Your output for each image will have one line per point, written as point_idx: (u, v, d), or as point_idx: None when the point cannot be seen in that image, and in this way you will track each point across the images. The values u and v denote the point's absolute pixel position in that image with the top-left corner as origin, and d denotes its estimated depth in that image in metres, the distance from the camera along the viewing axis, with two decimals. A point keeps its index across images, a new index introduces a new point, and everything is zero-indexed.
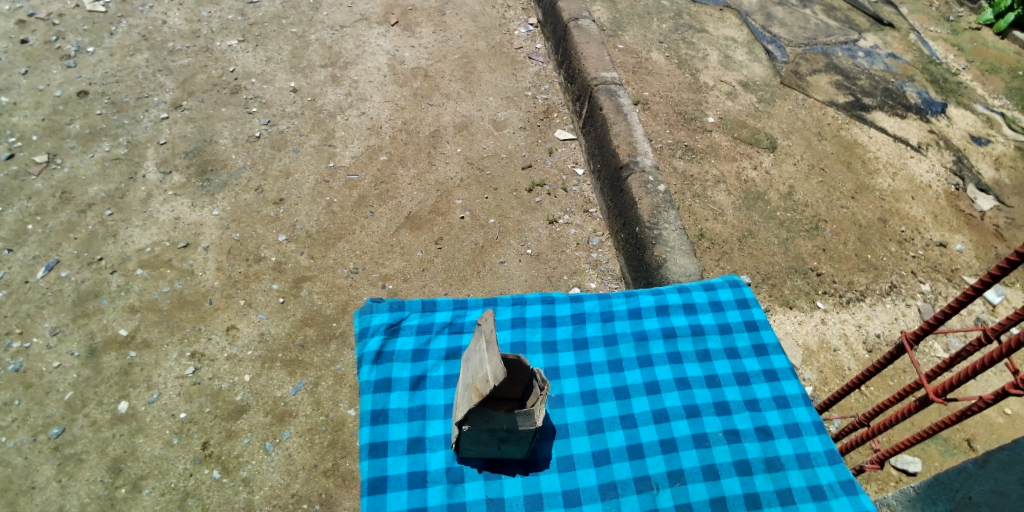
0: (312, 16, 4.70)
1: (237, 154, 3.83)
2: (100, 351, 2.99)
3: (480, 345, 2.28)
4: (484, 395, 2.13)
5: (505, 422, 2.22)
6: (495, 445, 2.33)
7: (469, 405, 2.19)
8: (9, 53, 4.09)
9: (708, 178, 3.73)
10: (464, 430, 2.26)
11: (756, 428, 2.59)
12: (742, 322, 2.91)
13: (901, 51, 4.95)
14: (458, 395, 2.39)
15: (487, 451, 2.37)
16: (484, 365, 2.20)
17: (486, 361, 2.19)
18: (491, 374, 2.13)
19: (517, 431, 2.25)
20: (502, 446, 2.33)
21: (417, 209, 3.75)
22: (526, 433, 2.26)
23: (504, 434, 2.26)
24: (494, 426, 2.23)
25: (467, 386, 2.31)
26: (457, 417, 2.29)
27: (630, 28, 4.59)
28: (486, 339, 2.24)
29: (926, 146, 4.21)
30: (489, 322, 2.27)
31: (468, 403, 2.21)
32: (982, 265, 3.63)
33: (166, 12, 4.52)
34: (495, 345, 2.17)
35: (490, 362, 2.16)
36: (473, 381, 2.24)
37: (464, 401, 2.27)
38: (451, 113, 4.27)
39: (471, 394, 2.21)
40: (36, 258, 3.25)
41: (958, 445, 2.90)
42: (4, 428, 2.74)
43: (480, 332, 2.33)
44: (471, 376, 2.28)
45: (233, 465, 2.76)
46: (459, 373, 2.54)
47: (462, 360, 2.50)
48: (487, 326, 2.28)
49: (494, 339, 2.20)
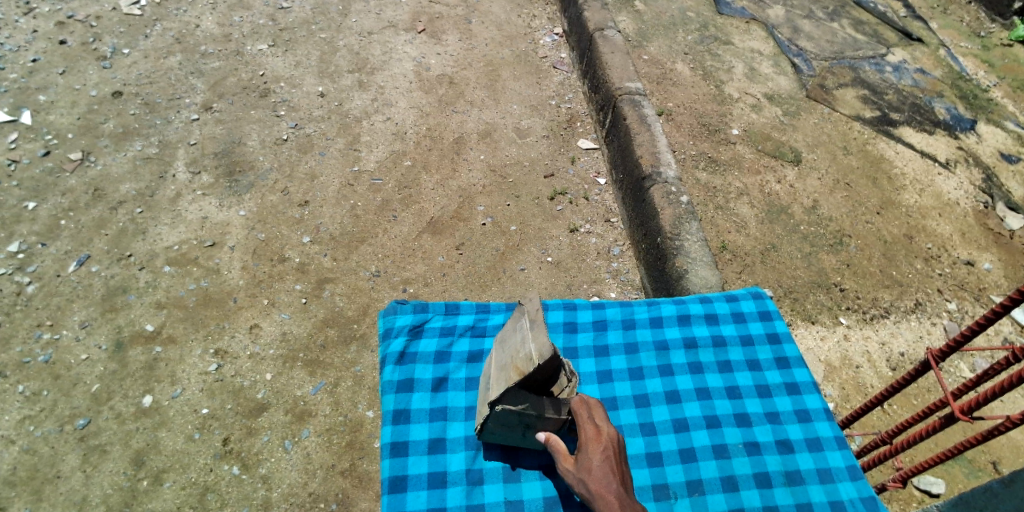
0: (340, 22, 4.77)
1: (265, 156, 3.90)
2: (126, 345, 3.05)
3: (522, 324, 2.37)
4: (526, 373, 2.21)
5: (540, 408, 2.27)
6: (519, 432, 2.35)
7: (507, 383, 2.24)
8: (48, 53, 4.21)
9: (731, 190, 3.72)
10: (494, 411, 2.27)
11: (778, 441, 2.58)
12: (765, 335, 2.88)
13: (929, 67, 4.89)
14: (487, 379, 2.47)
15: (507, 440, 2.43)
16: (525, 344, 2.28)
17: (531, 340, 2.27)
18: (536, 353, 2.21)
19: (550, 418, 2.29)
20: (526, 434, 2.37)
21: (439, 214, 3.78)
22: (554, 420, 2.32)
23: (533, 419, 2.29)
24: (527, 411, 2.26)
25: (503, 368, 2.35)
26: (489, 397, 2.31)
27: (655, 39, 4.59)
28: (529, 319, 2.35)
29: (954, 162, 4.16)
30: (534, 304, 2.37)
31: (508, 381, 2.25)
32: (1010, 285, 3.58)
33: (199, 15, 4.62)
34: (540, 324, 2.27)
35: (533, 341, 2.25)
36: (511, 361, 2.32)
37: (499, 382, 2.30)
38: (475, 120, 4.31)
39: (509, 373, 2.28)
40: (67, 253, 3.33)
41: (983, 467, 2.84)
42: (33, 417, 2.80)
43: (522, 315, 2.40)
44: (512, 358, 2.32)
45: (253, 461, 2.79)
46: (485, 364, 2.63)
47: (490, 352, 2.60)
48: (532, 308, 2.37)
49: (539, 318, 2.30)
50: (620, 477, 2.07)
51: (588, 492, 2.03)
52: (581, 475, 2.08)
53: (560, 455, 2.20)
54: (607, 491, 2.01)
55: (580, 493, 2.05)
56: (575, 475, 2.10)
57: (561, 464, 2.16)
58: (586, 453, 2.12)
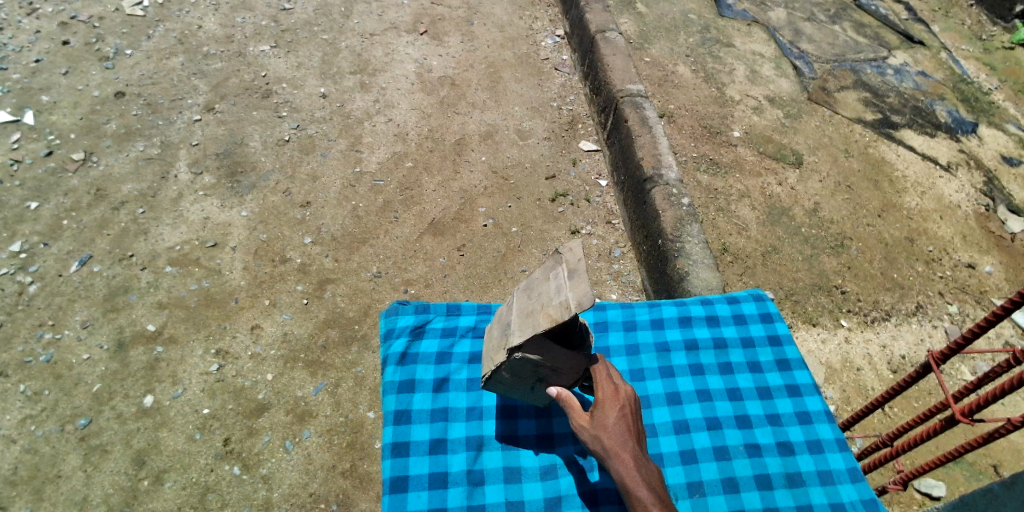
0: (342, 23, 4.77)
1: (266, 157, 3.90)
2: (128, 345, 3.06)
3: (560, 273, 2.20)
4: (559, 321, 2.07)
5: (558, 363, 2.26)
6: (529, 383, 2.38)
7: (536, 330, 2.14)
8: (51, 54, 4.22)
9: (733, 192, 3.72)
10: (509, 358, 2.24)
11: (778, 443, 2.58)
12: (765, 336, 2.88)
13: (930, 70, 4.90)
14: (509, 321, 2.36)
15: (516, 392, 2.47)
16: (562, 293, 2.13)
17: (567, 289, 2.12)
18: (572, 302, 2.06)
19: (564, 372, 2.29)
20: (534, 386, 2.41)
21: (441, 216, 3.78)
22: (568, 375, 2.32)
23: (548, 373, 2.30)
24: (543, 364, 2.25)
25: (529, 315, 2.26)
26: (511, 341, 2.23)
27: (657, 41, 4.60)
28: (569, 268, 2.17)
29: (955, 165, 4.16)
30: (575, 251, 2.19)
31: (533, 328, 2.16)
32: (1011, 288, 3.58)
33: (202, 16, 4.62)
34: (582, 274, 2.09)
35: (572, 289, 2.09)
36: (543, 307, 2.19)
37: (522, 328, 2.23)
38: (476, 121, 4.31)
39: (540, 319, 2.16)
40: (69, 253, 3.34)
41: (984, 470, 2.84)
42: (34, 417, 2.81)
43: (560, 259, 2.24)
44: (540, 305, 2.21)
45: (254, 462, 2.79)
46: (505, 305, 2.50)
47: (512, 295, 2.46)
48: (572, 255, 2.19)
49: (581, 268, 2.11)
50: (636, 435, 2.11)
51: (603, 449, 2.07)
52: (597, 432, 2.11)
53: (573, 409, 2.22)
54: (623, 449, 2.05)
55: (595, 450, 2.09)
56: (591, 431, 2.12)
57: (575, 418, 2.18)
58: (602, 410, 2.14)
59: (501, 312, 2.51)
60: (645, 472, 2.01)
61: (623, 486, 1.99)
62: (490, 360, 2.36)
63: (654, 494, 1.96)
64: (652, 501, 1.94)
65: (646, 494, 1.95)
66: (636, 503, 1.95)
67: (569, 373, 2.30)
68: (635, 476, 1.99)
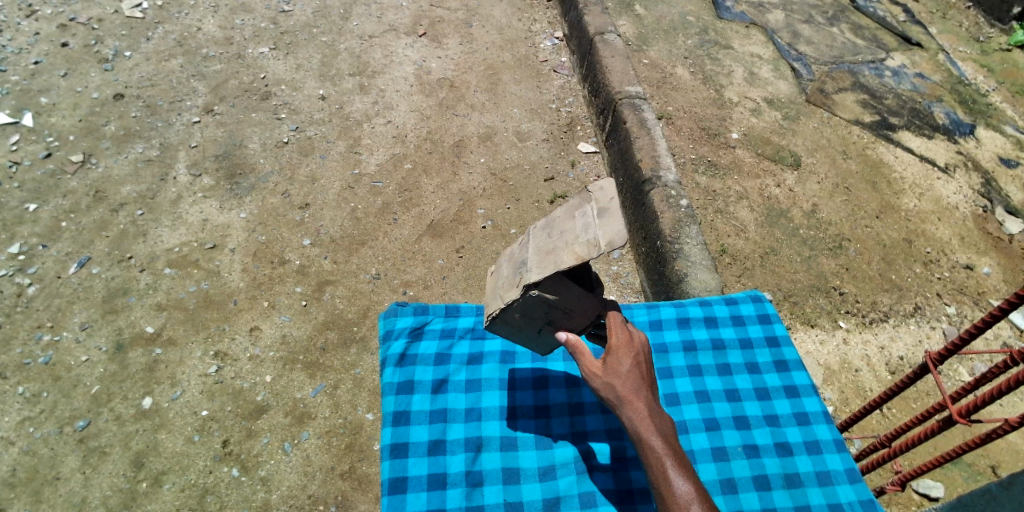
0: (342, 25, 4.78)
1: (265, 159, 3.91)
2: (126, 346, 3.06)
3: (588, 213, 2.07)
4: (586, 259, 1.93)
5: (573, 305, 2.13)
6: (538, 326, 2.24)
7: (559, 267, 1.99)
8: (50, 56, 4.22)
9: (731, 194, 3.72)
10: (523, 296, 2.10)
11: (777, 443, 2.58)
12: (764, 338, 2.89)
13: (928, 71, 4.91)
14: (525, 259, 2.20)
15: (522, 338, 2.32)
16: (591, 232, 1.99)
17: (597, 226, 1.99)
18: (602, 238, 1.94)
19: (577, 316, 2.16)
20: (540, 331, 2.28)
21: (440, 218, 3.78)
22: (580, 320, 2.19)
23: (559, 316, 2.17)
24: (557, 305, 2.12)
25: (548, 252, 2.11)
26: (528, 278, 2.08)
27: (656, 43, 4.61)
28: (599, 208, 2.05)
29: (953, 167, 4.17)
30: (607, 189, 2.07)
31: (555, 265, 2.02)
32: (1009, 289, 3.59)
33: (201, 18, 4.63)
34: (616, 214, 1.97)
35: (603, 229, 1.96)
36: (568, 245, 2.04)
37: (541, 265, 2.09)
38: (475, 123, 4.32)
39: (564, 256, 2.01)
40: (68, 255, 3.34)
41: (982, 471, 2.85)
42: (33, 419, 2.81)
43: (589, 198, 2.12)
44: (563, 242, 2.07)
45: (252, 463, 2.79)
46: (518, 245, 2.34)
47: (527, 233, 2.30)
48: (603, 193, 2.08)
49: (614, 209, 1.99)
50: (649, 383, 2.00)
51: (616, 398, 1.96)
52: (610, 380, 1.99)
53: (583, 355, 2.10)
54: (637, 398, 1.94)
55: (606, 398, 1.98)
56: (604, 378, 2.00)
57: (585, 364, 2.06)
58: (615, 358, 2.02)
59: (512, 251, 2.35)
60: (659, 423, 1.91)
61: (635, 435, 1.90)
62: (498, 298, 2.21)
63: (668, 445, 1.87)
64: (665, 453, 1.85)
65: (660, 445, 1.86)
66: (649, 454, 1.86)
67: (581, 319, 2.18)
68: (649, 426, 1.89)
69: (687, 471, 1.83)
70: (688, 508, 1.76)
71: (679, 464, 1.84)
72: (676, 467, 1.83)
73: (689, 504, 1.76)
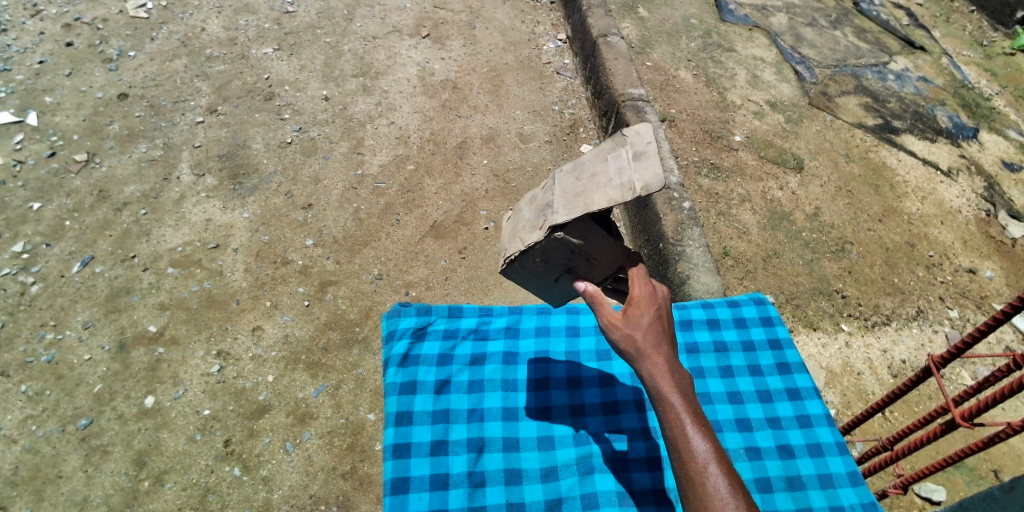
0: (345, 26, 4.79)
1: (268, 159, 3.91)
2: (129, 346, 3.06)
3: (622, 155, 2.00)
4: (622, 202, 1.88)
5: (596, 252, 2.06)
6: (556, 275, 2.18)
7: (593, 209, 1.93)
8: (55, 55, 4.24)
9: (733, 196, 3.72)
10: (547, 239, 2.05)
11: (778, 446, 2.58)
12: (766, 340, 2.89)
13: (931, 75, 4.91)
14: (551, 200, 2.13)
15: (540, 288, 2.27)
16: (626, 175, 1.93)
17: (631, 169, 1.93)
18: (637, 183, 1.88)
19: (598, 265, 2.10)
20: (557, 280, 2.21)
21: (442, 219, 3.79)
22: (600, 270, 2.12)
23: (581, 264, 2.11)
24: (580, 251, 2.07)
25: (576, 194, 2.04)
26: (557, 220, 2.02)
27: (659, 46, 4.62)
28: (634, 150, 1.98)
29: (956, 170, 4.17)
30: (644, 133, 2.00)
31: (585, 207, 1.97)
32: (1011, 293, 3.58)
33: (205, 19, 4.64)
34: (654, 157, 1.91)
35: (641, 172, 1.90)
36: (600, 187, 1.97)
37: (568, 207, 2.03)
38: (478, 125, 4.32)
39: (597, 198, 1.95)
40: (72, 254, 3.35)
41: (984, 475, 2.84)
42: (35, 417, 2.81)
43: (622, 140, 2.04)
44: (593, 185, 2.00)
45: (254, 463, 2.79)
46: (541, 186, 2.27)
47: (552, 174, 2.22)
48: (640, 137, 2.01)
49: (653, 152, 1.93)
50: (670, 338, 1.85)
51: (635, 351, 1.80)
52: (631, 332, 1.83)
53: (601, 306, 1.96)
54: (657, 352, 1.78)
55: (624, 350, 1.82)
56: (623, 329, 1.84)
57: (603, 314, 1.91)
58: (637, 309, 1.86)
59: (534, 193, 2.28)
60: (679, 379, 1.75)
61: (654, 389, 1.74)
62: (518, 240, 2.16)
63: (687, 401, 1.71)
64: (684, 410, 1.69)
65: (679, 401, 1.70)
66: (667, 410, 1.70)
67: (602, 268, 2.10)
68: (668, 381, 1.73)
69: (706, 430, 1.67)
70: (705, 468, 1.60)
71: (698, 422, 1.68)
72: (694, 424, 1.66)
73: (706, 463, 1.60)
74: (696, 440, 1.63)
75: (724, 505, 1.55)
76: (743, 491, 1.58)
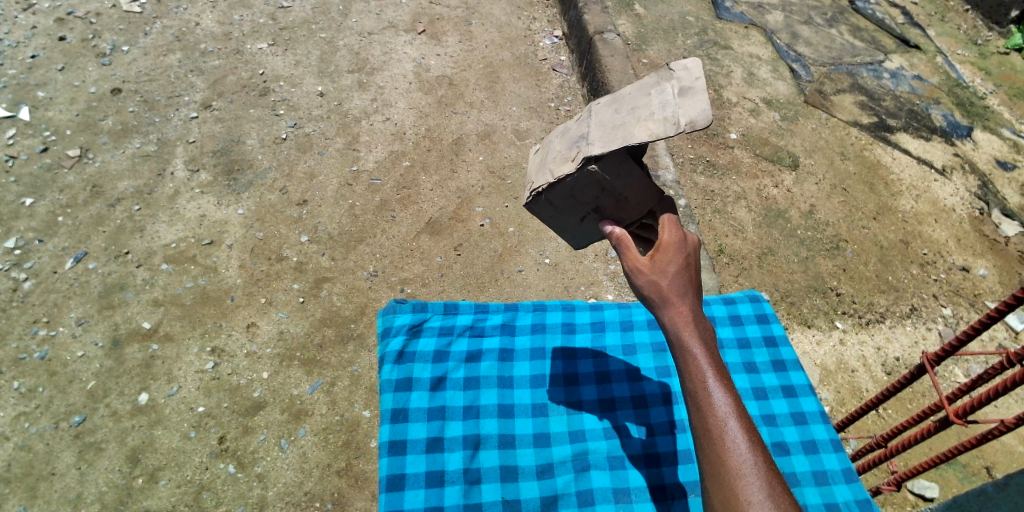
0: (340, 22, 4.77)
1: (263, 155, 3.90)
2: (123, 342, 3.05)
3: (668, 91, 1.93)
4: (665, 136, 1.82)
5: (628, 191, 2.08)
6: (583, 213, 2.20)
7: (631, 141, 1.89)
8: (48, 49, 4.20)
9: (729, 194, 3.73)
10: (580, 170, 2.04)
11: (774, 442, 2.59)
12: (761, 338, 2.91)
13: (927, 74, 4.92)
14: (590, 130, 2.08)
15: (567, 224, 2.29)
16: (672, 110, 1.86)
17: (676, 104, 1.87)
18: (682, 117, 1.82)
19: (628, 206, 2.11)
20: (584, 219, 2.25)
21: (437, 216, 3.78)
22: (631, 211, 2.13)
23: (609, 204, 2.13)
24: (610, 188, 2.08)
25: (615, 127, 2.00)
26: (593, 151, 2.00)
27: (655, 43, 4.62)
28: (681, 87, 1.90)
29: (950, 169, 4.18)
30: (693, 69, 1.92)
31: (623, 139, 1.92)
32: (1005, 291, 3.60)
33: (199, 14, 4.61)
34: (702, 94, 1.84)
35: (687, 108, 1.84)
36: (641, 120, 1.92)
37: (604, 140, 1.99)
38: (474, 121, 4.31)
39: (638, 131, 1.90)
40: (65, 249, 3.33)
41: (976, 472, 2.86)
42: (28, 414, 2.80)
43: (669, 75, 1.97)
44: (633, 118, 1.95)
45: (248, 460, 2.79)
46: (579, 117, 2.21)
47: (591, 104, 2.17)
48: (688, 72, 1.93)
49: (702, 89, 1.86)
50: (697, 289, 1.78)
51: (659, 298, 1.75)
52: (655, 278, 1.77)
53: (627, 251, 1.91)
54: (682, 302, 1.73)
55: (649, 297, 1.77)
56: (649, 275, 1.78)
57: (629, 260, 1.86)
58: (664, 256, 1.80)
59: (568, 125, 2.24)
60: (703, 330, 1.70)
61: (676, 339, 1.70)
62: (548, 172, 2.15)
63: (710, 354, 1.67)
64: (707, 362, 1.65)
65: (701, 353, 1.66)
66: (689, 361, 1.65)
67: (632, 210, 2.13)
68: (691, 331, 1.69)
69: (727, 385, 1.62)
70: (724, 422, 1.55)
71: (720, 375, 1.63)
72: (716, 378, 1.62)
73: (727, 418, 1.55)
74: (717, 393, 1.58)
75: (741, 461, 1.51)
76: (762, 448, 1.54)
